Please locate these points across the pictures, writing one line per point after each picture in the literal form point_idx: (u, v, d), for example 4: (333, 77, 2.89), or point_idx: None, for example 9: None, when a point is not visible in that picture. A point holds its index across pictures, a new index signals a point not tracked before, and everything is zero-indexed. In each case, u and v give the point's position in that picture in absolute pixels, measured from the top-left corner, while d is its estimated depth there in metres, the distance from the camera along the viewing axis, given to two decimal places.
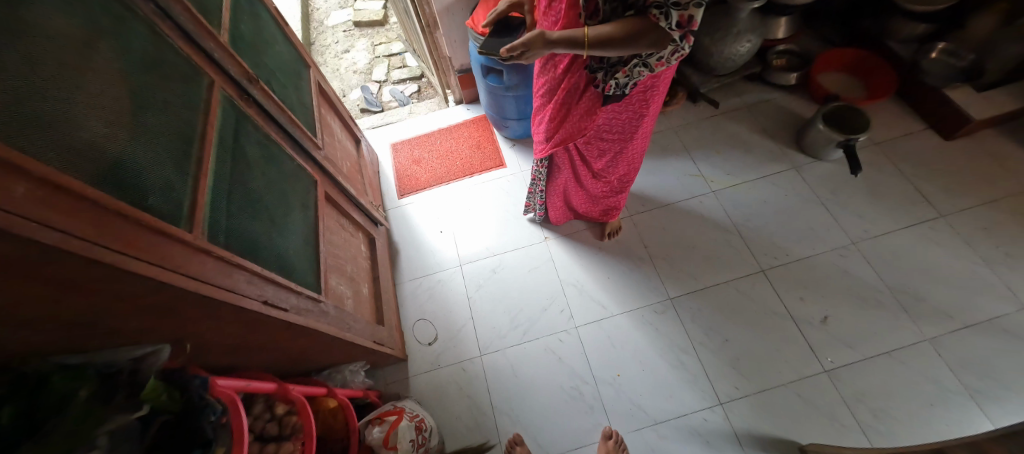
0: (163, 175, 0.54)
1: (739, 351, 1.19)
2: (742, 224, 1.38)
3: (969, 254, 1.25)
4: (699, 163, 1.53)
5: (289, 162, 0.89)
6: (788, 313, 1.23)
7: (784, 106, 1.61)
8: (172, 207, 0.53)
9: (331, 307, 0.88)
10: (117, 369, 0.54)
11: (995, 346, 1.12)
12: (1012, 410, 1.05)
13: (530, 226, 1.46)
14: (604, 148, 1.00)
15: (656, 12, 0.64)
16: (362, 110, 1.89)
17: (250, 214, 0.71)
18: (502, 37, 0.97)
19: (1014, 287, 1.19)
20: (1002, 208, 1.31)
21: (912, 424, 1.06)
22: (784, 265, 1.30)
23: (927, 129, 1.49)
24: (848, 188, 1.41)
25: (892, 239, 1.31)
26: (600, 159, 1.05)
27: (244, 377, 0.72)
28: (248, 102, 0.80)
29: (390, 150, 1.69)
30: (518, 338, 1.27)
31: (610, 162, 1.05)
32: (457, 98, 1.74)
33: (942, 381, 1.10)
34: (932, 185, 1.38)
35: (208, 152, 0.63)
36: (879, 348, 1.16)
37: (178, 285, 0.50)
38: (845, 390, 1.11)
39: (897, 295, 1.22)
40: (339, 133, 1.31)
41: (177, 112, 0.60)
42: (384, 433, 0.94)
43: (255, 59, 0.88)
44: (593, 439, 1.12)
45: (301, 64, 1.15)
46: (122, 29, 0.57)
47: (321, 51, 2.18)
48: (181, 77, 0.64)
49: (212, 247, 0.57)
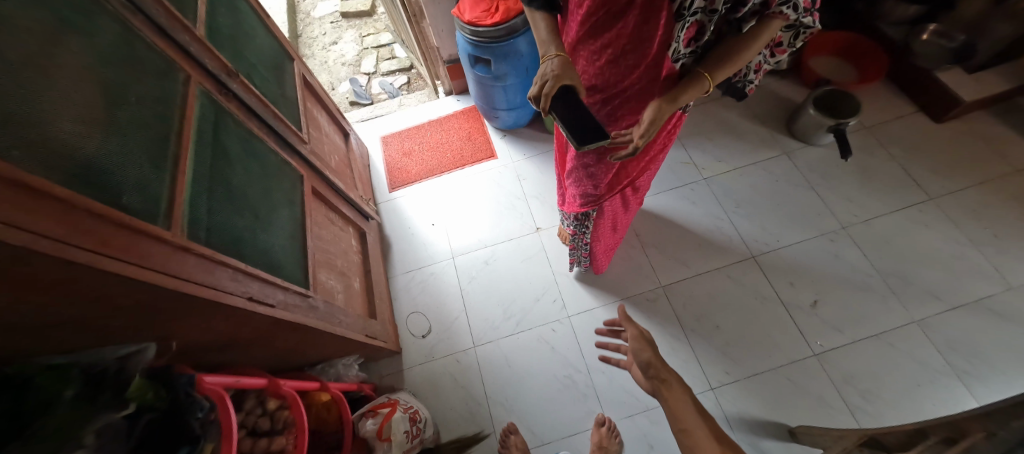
0: (138, 174, 0.53)
1: (730, 336, 1.20)
2: (734, 211, 1.39)
3: (958, 236, 1.26)
4: (690, 150, 1.52)
5: (274, 157, 0.89)
6: (778, 297, 1.24)
7: (776, 91, 1.59)
8: (147, 205, 0.52)
9: (320, 301, 0.88)
10: (102, 368, 0.53)
11: (981, 326, 1.14)
12: (997, 388, 1.07)
13: (522, 217, 1.46)
14: (658, 164, 0.97)
15: (782, 10, 0.56)
16: (351, 103, 1.86)
17: (232, 211, 0.70)
18: (577, 112, 0.71)
19: (1001, 267, 1.20)
20: (991, 189, 1.32)
21: (899, 404, 1.08)
22: (774, 251, 1.31)
23: (918, 112, 1.48)
24: (839, 172, 1.41)
25: (882, 222, 1.31)
26: (647, 178, 0.99)
27: (232, 374, 0.72)
28: (228, 97, 0.79)
29: (380, 143, 1.68)
30: (511, 328, 1.28)
31: (652, 176, 1.01)
32: (447, 89, 1.72)
33: (929, 361, 1.11)
34: (922, 167, 1.38)
35: (187, 148, 0.62)
36: (869, 331, 1.17)
37: (158, 284, 0.50)
38: (834, 373, 1.12)
39: (887, 278, 1.23)
40: (327, 127, 1.30)
41: (151, 109, 0.59)
42: (378, 425, 0.94)
43: (234, 53, 0.87)
44: (586, 426, 1.13)
45: (284, 56, 1.13)
46: (91, 24, 0.56)
47: (309, 43, 2.15)
48: (154, 72, 0.63)
49: (192, 245, 0.56)
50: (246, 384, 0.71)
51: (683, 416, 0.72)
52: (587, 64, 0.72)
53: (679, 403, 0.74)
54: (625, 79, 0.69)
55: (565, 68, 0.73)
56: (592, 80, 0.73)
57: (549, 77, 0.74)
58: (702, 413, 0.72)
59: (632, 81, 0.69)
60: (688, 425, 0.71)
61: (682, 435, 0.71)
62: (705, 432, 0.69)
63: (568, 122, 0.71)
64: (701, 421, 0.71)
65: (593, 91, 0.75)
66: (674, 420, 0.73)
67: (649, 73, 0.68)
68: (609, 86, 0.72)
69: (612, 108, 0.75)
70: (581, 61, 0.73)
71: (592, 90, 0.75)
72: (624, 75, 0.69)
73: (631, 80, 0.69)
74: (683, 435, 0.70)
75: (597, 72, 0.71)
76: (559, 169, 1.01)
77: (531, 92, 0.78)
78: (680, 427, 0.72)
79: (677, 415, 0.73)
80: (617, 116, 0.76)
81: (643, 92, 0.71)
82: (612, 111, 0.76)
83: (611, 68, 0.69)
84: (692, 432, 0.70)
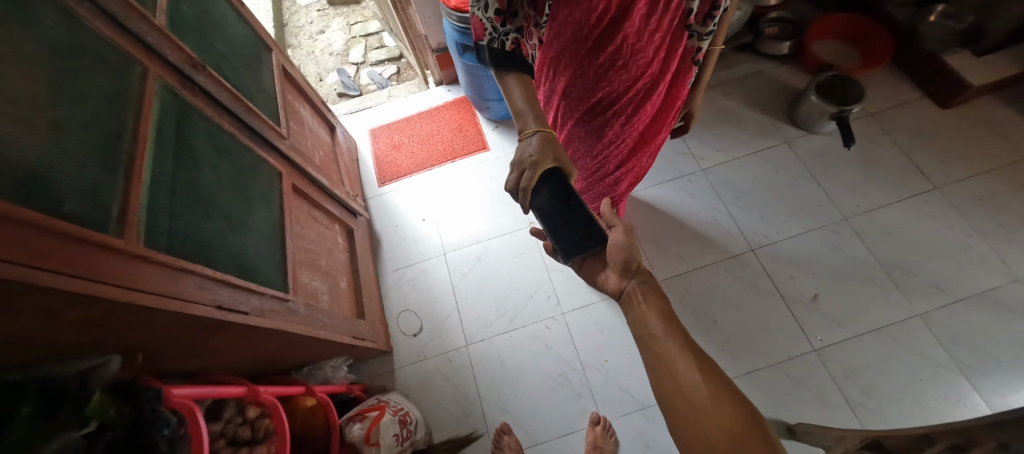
0: (83, 177, 0.49)
1: (728, 331, 1.17)
2: (732, 202, 1.35)
3: (963, 227, 1.22)
4: (688, 140, 1.47)
5: (247, 154, 0.84)
6: (778, 291, 1.21)
7: (776, 78, 1.54)
8: (94, 212, 0.48)
9: (302, 304, 0.85)
10: (61, 383, 0.50)
11: (985, 318, 1.11)
12: (1000, 382, 1.04)
13: (515, 212, 1.41)
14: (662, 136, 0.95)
15: None
16: (339, 95, 1.81)
17: (198, 213, 0.66)
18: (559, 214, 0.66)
19: (1008, 258, 1.17)
20: (999, 178, 1.27)
21: (902, 400, 1.05)
22: (774, 243, 1.27)
23: (924, 97, 1.43)
24: (841, 160, 1.37)
25: (885, 213, 1.27)
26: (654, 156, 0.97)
27: (206, 384, 0.68)
28: (194, 91, 0.74)
29: (369, 136, 1.63)
30: (504, 326, 1.25)
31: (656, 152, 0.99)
32: (437, 78, 1.67)
33: (932, 356, 1.08)
34: (927, 155, 1.34)
35: (144, 148, 0.58)
36: (870, 325, 1.14)
37: (109, 297, 0.46)
38: (835, 369, 1.10)
39: (889, 271, 1.20)
40: (310, 120, 1.25)
41: (99, 106, 0.55)
42: (366, 429, 0.91)
43: (201, 44, 0.82)
44: (582, 425, 1.11)
45: (261, 46, 1.07)
46: (28, 13, 0.51)
47: (295, 31, 2.07)
48: (105, 66, 0.58)
49: (149, 252, 0.53)
50: (221, 394, 0.66)
51: (654, 324, 0.55)
52: (587, 82, 0.64)
53: (652, 311, 0.57)
54: (639, 80, 0.63)
55: (546, 147, 0.63)
56: (600, 95, 0.66)
57: (527, 165, 0.63)
58: (681, 330, 0.55)
59: (645, 79, 0.63)
60: (659, 335, 0.54)
61: (647, 343, 0.55)
62: (678, 346, 0.53)
63: (555, 232, 0.66)
64: (674, 334, 0.54)
65: (599, 103, 0.68)
66: (638, 325, 0.57)
67: (663, 63, 0.63)
68: (621, 94, 0.65)
69: (627, 116, 0.69)
70: (576, 79, 0.64)
71: (598, 102, 0.68)
72: (637, 76, 0.62)
73: (645, 79, 0.63)
74: (650, 344, 0.55)
75: (603, 83, 0.64)
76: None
77: (506, 183, 0.67)
78: (644, 333, 0.56)
79: (646, 323, 0.56)
80: (633, 121, 0.71)
81: (658, 84, 0.66)
82: (629, 118, 0.70)
83: (620, 74, 0.62)
84: (662, 347, 0.53)
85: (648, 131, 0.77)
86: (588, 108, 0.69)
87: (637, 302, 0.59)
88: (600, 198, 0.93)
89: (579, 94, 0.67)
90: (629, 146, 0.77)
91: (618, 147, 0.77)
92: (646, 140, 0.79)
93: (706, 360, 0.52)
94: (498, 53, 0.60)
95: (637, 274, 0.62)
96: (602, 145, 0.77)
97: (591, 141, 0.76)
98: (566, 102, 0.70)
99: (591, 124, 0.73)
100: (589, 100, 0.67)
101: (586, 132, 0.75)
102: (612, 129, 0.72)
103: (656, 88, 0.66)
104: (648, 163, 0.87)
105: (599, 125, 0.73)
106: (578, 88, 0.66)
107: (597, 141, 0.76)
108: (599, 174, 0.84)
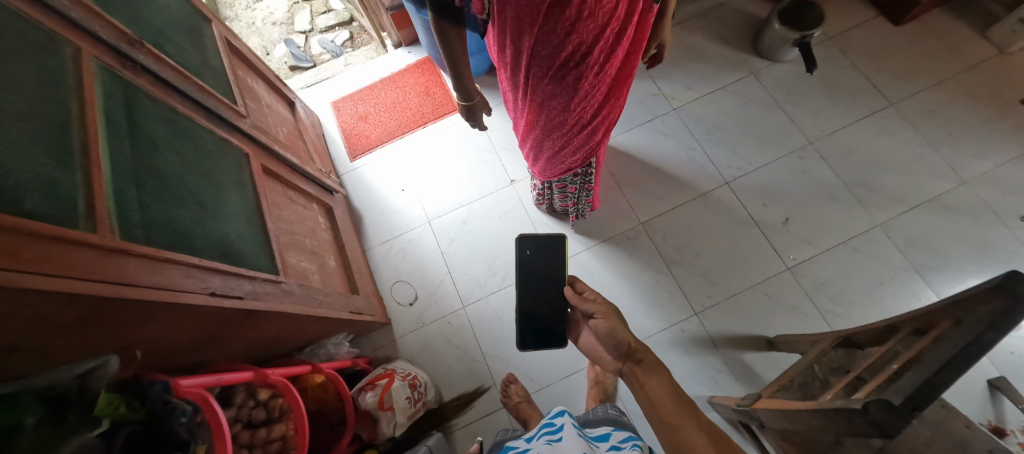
0: (38, 171, 0.45)
1: (710, 263, 1.24)
2: (705, 139, 1.38)
3: (916, 138, 1.30)
4: (658, 81, 1.47)
5: (208, 136, 0.79)
6: (753, 219, 1.27)
7: (739, 8, 1.53)
8: (59, 207, 0.45)
9: (295, 284, 0.84)
10: (62, 390, 0.48)
11: (936, 221, 1.21)
12: (950, 276, 1.15)
13: (495, 171, 1.41)
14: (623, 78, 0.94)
15: None
16: (291, 68, 1.69)
17: (170, 202, 0.63)
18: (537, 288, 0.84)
19: (956, 164, 1.26)
20: (946, 89, 1.35)
21: (867, 303, 1.15)
22: (745, 175, 1.32)
23: (878, 16, 1.47)
24: (805, 87, 1.41)
25: (847, 133, 1.33)
26: None
27: (212, 374, 0.67)
28: (136, 71, 0.68)
29: (331, 110, 1.55)
30: (497, 284, 1.27)
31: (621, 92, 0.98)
32: (395, 41, 1.58)
33: (891, 261, 1.18)
34: (883, 74, 1.39)
35: (96, 137, 0.54)
36: (836, 240, 1.22)
37: (97, 294, 0.45)
38: (806, 282, 1.19)
39: (852, 188, 1.27)
40: (267, 97, 1.17)
41: (36, 91, 0.50)
42: (378, 396, 0.94)
43: (133, 19, 0.74)
44: (582, 365, 1.17)
45: (199, 18, 0.98)
46: None
47: (228, 2, 1.88)
48: (31, 47, 0.52)
49: (129, 245, 0.50)
50: (230, 380, 0.66)
51: (668, 409, 0.62)
52: (556, 38, 0.60)
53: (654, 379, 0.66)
54: (607, 25, 0.60)
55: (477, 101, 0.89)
56: (569, 51, 0.62)
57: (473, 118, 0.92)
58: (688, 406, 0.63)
59: (612, 23, 0.61)
60: (676, 420, 0.61)
61: (665, 429, 0.62)
62: (697, 429, 0.60)
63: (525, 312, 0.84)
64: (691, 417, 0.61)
65: (570, 61, 0.64)
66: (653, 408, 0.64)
67: (627, 5, 0.62)
68: (591, 46, 0.62)
69: (600, 63, 0.67)
70: (542, 38, 0.61)
71: (568, 60, 0.64)
72: (603, 23, 0.60)
73: (612, 24, 0.61)
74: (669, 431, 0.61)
75: (572, 38, 0.60)
76: (539, 143, 0.91)
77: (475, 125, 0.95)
78: (661, 417, 0.63)
79: (658, 406, 0.63)
80: (606, 67, 0.69)
81: (623, 24, 0.64)
82: (601, 66, 0.68)
83: (587, 24, 0.58)
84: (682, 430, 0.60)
85: (619, 75, 0.76)
86: (559, 65, 0.65)
87: (643, 382, 0.66)
88: (579, 151, 0.90)
89: (548, 51, 0.63)
90: (604, 91, 0.75)
91: (593, 97, 0.74)
92: (617, 84, 0.77)
93: (720, 437, 0.60)
94: (447, 5, 0.60)
95: (631, 353, 0.70)
96: (578, 100, 0.73)
97: (566, 98, 0.73)
98: (536, 60, 0.66)
99: (565, 81, 0.69)
100: (560, 56, 0.63)
101: (560, 90, 0.71)
102: (587, 81, 0.69)
103: (623, 30, 0.65)
104: (621, 106, 0.86)
105: (573, 81, 0.69)
106: (546, 46, 0.62)
107: (573, 96, 0.72)
108: (577, 127, 0.81)
